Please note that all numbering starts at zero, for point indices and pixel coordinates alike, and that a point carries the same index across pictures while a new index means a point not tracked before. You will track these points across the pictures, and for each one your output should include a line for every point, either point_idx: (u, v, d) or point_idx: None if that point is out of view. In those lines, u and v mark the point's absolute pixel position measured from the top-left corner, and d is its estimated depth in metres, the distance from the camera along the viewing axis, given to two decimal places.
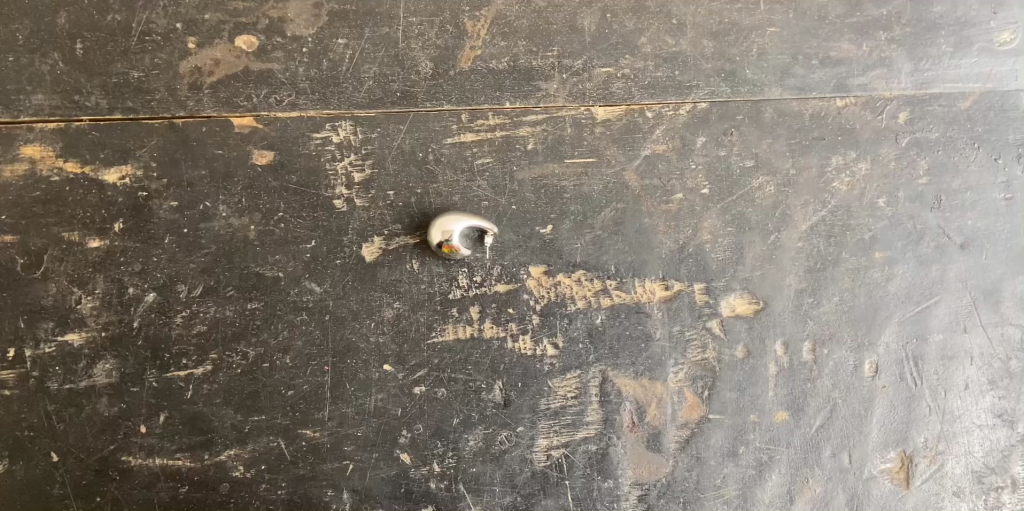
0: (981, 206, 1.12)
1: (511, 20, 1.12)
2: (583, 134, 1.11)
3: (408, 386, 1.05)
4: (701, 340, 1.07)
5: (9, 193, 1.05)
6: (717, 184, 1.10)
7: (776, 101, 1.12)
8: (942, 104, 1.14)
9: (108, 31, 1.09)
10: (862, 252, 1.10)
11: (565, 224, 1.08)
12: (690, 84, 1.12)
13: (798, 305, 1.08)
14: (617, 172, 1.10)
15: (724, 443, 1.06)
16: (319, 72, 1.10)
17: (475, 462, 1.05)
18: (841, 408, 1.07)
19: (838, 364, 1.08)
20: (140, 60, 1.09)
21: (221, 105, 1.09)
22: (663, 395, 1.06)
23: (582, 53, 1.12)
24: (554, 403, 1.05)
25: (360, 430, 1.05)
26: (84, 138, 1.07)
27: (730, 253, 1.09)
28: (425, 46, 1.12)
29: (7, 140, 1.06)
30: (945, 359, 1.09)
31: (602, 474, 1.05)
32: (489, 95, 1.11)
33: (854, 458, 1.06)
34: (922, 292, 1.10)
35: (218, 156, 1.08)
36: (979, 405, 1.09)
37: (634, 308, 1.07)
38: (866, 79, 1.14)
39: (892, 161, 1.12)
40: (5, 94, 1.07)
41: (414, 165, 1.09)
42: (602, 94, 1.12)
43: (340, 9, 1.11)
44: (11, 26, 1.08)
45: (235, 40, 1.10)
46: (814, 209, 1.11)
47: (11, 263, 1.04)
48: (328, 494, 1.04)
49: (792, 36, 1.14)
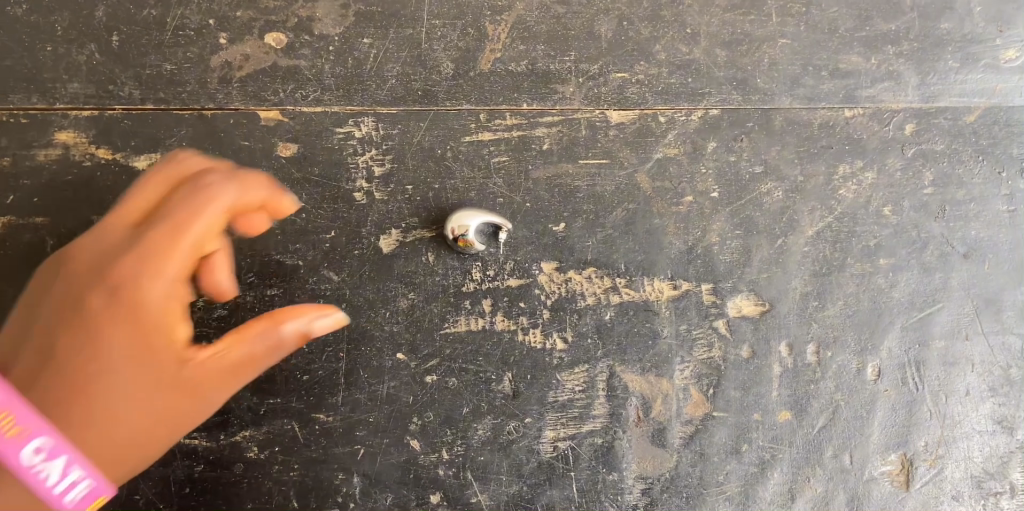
0: (985, 217, 1.15)
1: (531, 25, 1.17)
2: (597, 137, 1.15)
3: (420, 375, 1.08)
4: (707, 339, 1.10)
5: (43, 176, 1.09)
6: (726, 189, 1.14)
7: (786, 110, 1.16)
8: (948, 118, 1.17)
9: (143, 25, 1.15)
10: (867, 259, 1.13)
11: (578, 222, 1.11)
12: (703, 91, 1.16)
13: (803, 308, 1.11)
14: (629, 174, 1.13)
15: (727, 441, 1.08)
16: (344, 69, 1.15)
17: (483, 451, 1.07)
18: (843, 410, 1.09)
19: (841, 367, 1.10)
20: (172, 53, 1.14)
21: (248, 99, 1.13)
22: (669, 392, 1.09)
23: (598, 58, 1.17)
24: (562, 396, 1.08)
25: (372, 415, 1.07)
26: (117, 126, 1.11)
27: (738, 255, 1.12)
28: (447, 48, 1.16)
29: (43, 126, 1.10)
30: (947, 365, 1.11)
31: (607, 467, 1.07)
32: (507, 96, 1.15)
33: (855, 458, 1.08)
34: (925, 299, 1.12)
35: (244, 147, 1.12)
36: (979, 411, 1.11)
37: (642, 306, 1.10)
38: (874, 91, 1.17)
39: (897, 171, 1.15)
40: (42, 82, 1.12)
41: (432, 160, 1.13)
42: (616, 99, 1.16)
43: (367, 11, 1.16)
44: (51, 17, 1.13)
45: (265, 37, 1.15)
46: (821, 215, 1.14)
47: (41, 244, 1.08)
48: (339, 477, 1.06)
49: (803, 48, 1.18)
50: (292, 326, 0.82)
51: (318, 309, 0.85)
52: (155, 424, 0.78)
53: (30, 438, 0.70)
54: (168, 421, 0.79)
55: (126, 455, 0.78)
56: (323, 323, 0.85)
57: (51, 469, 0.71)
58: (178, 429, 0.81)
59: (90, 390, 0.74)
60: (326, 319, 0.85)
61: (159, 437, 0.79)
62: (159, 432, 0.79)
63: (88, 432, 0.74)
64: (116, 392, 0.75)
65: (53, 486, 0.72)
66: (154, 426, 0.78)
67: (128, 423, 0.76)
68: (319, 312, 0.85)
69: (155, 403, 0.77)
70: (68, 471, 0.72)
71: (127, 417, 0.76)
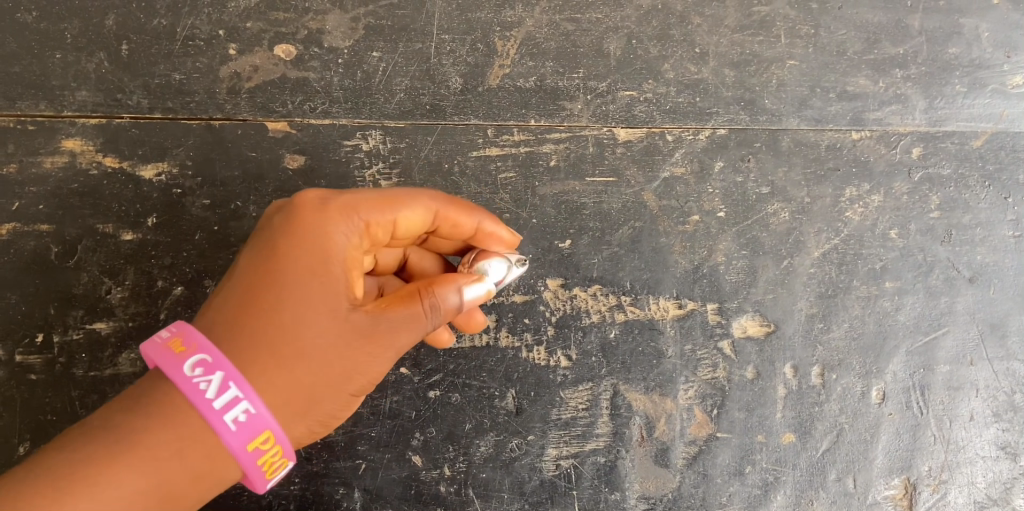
0: (991, 241, 1.15)
1: (540, 42, 1.18)
2: (604, 154, 1.15)
3: (423, 389, 1.07)
4: (711, 360, 1.09)
5: (49, 183, 1.09)
6: (733, 208, 1.14)
7: (793, 131, 1.17)
8: (956, 142, 1.18)
9: (153, 34, 1.16)
10: (873, 281, 1.13)
11: (584, 239, 1.11)
12: (711, 111, 1.17)
13: (808, 329, 1.11)
14: (636, 192, 1.13)
15: (731, 462, 1.07)
16: (352, 82, 1.15)
17: (485, 468, 1.06)
18: (847, 433, 1.08)
19: (845, 389, 1.10)
20: (182, 63, 1.15)
21: (257, 110, 1.14)
22: (672, 411, 1.08)
23: (607, 76, 1.17)
24: (565, 414, 1.07)
25: (373, 430, 1.06)
26: (124, 134, 1.12)
27: (744, 275, 1.12)
28: (456, 63, 1.17)
29: (50, 133, 1.11)
30: (951, 389, 1.10)
31: (609, 486, 1.06)
32: (516, 112, 1.15)
33: (859, 482, 1.07)
34: (931, 322, 1.12)
35: (251, 158, 1.12)
36: (983, 437, 1.10)
37: (647, 325, 1.09)
38: (882, 114, 1.18)
39: (904, 194, 1.15)
40: (50, 89, 1.12)
41: (440, 175, 1.12)
42: (624, 116, 1.16)
43: (376, 24, 1.18)
44: (61, 25, 1.15)
45: (274, 48, 1.16)
46: (827, 237, 1.14)
47: (45, 251, 1.07)
48: (340, 491, 1.04)
49: (811, 69, 1.19)
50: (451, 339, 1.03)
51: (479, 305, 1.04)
52: (345, 346, 0.77)
53: (190, 353, 0.70)
54: (342, 348, 0.76)
55: (304, 401, 0.76)
56: (476, 296, 0.86)
57: (207, 381, 0.69)
58: (363, 369, 0.78)
59: (250, 328, 0.75)
60: (464, 300, 0.84)
61: (335, 382, 0.77)
62: (330, 386, 0.77)
63: (245, 367, 0.73)
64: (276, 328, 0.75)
65: (213, 410, 0.69)
66: (318, 377, 0.76)
67: (291, 370, 0.75)
68: (468, 286, 0.85)
69: (325, 318, 0.76)
70: (233, 403, 0.69)
71: (309, 348, 0.75)
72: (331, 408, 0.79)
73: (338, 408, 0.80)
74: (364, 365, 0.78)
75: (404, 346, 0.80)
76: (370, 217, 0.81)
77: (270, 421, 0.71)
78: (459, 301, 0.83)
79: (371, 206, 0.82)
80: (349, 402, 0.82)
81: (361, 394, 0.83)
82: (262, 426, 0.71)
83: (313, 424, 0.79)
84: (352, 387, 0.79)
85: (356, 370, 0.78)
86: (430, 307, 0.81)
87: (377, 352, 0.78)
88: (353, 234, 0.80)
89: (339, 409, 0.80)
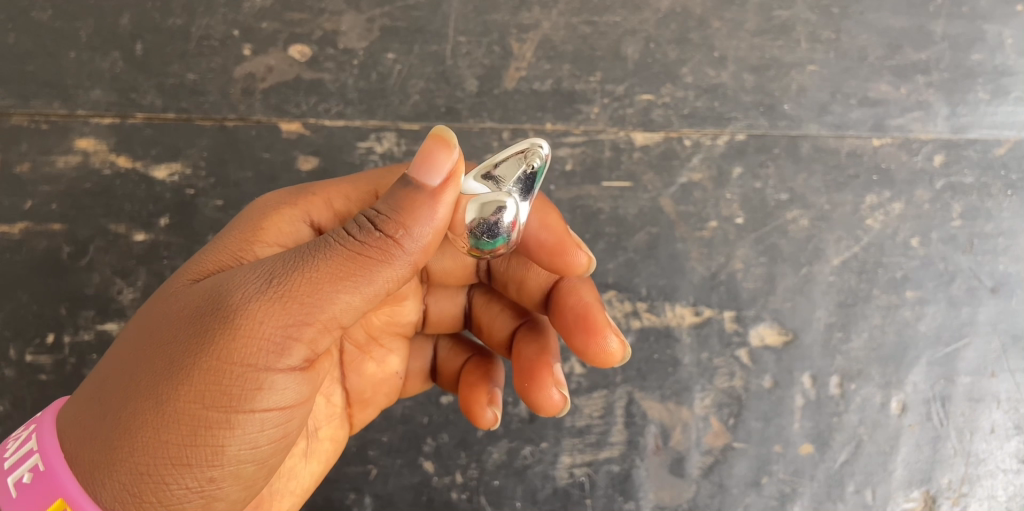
0: (1013, 251, 1.13)
1: (557, 45, 1.17)
2: (621, 159, 1.13)
3: (435, 395, 1.05)
4: (728, 368, 1.07)
5: (61, 183, 1.09)
6: (752, 214, 1.12)
7: (813, 137, 1.15)
8: (979, 149, 1.16)
9: (168, 34, 1.16)
10: (894, 290, 1.11)
11: (600, 244, 1.09)
12: (730, 115, 1.15)
13: (828, 339, 1.09)
14: (653, 197, 1.12)
15: (747, 473, 1.05)
16: (368, 84, 1.14)
17: (498, 475, 1.04)
18: (867, 445, 1.07)
19: (864, 400, 1.08)
20: (196, 63, 1.15)
21: (270, 111, 1.12)
22: (689, 421, 1.06)
23: (624, 80, 1.16)
24: (579, 422, 1.05)
25: (385, 435, 1.04)
26: (137, 134, 1.11)
27: (763, 283, 1.10)
28: (472, 65, 1.16)
29: (64, 132, 1.10)
30: (972, 401, 1.08)
31: (623, 495, 1.04)
32: (532, 115, 1.14)
33: (877, 495, 1.05)
34: (952, 333, 1.10)
35: (265, 158, 1.10)
36: (1003, 449, 1.07)
37: (663, 332, 1.07)
38: (903, 121, 1.17)
39: (926, 202, 1.14)
40: (64, 88, 1.12)
41: None
42: (642, 120, 1.15)
43: (391, 26, 1.17)
44: (77, 25, 1.15)
45: (289, 49, 1.16)
46: (847, 245, 1.12)
47: (57, 251, 1.06)
48: (350, 497, 1.02)
49: (831, 75, 1.18)
50: (494, 405, 0.83)
51: (557, 365, 0.80)
52: (181, 332, 0.59)
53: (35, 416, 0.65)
54: (159, 344, 0.59)
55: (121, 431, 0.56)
56: (442, 171, 0.60)
57: (17, 439, 0.62)
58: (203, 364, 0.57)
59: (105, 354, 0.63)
60: (435, 184, 0.60)
61: (151, 390, 0.57)
62: (160, 401, 0.57)
63: (68, 407, 0.61)
64: (109, 350, 0.63)
65: (7, 470, 0.59)
66: (130, 389, 0.57)
67: (107, 394, 0.58)
68: (427, 172, 0.60)
69: (157, 314, 0.62)
70: (24, 458, 0.59)
71: (138, 353, 0.59)
72: (164, 426, 0.56)
73: (191, 425, 0.57)
74: (189, 357, 0.57)
75: (265, 304, 0.58)
76: (286, 207, 0.73)
77: (63, 481, 0.56)
78: (433, 189, 0.61)
79: (316, 191, 0.76)
80: (212, 412, 0.57)
81: (237, 403, 0.58)
82: (51, 489, 0.56)
83: (181, 459, 0.57)
84: (190, 391, 0.57)
85: (179, 362, 0.57)
86: (337, 239, 0.60)
87: (214, 329, 0.58)
88: (251, 218, 0.71)
89: (205, 433, 0.57)
